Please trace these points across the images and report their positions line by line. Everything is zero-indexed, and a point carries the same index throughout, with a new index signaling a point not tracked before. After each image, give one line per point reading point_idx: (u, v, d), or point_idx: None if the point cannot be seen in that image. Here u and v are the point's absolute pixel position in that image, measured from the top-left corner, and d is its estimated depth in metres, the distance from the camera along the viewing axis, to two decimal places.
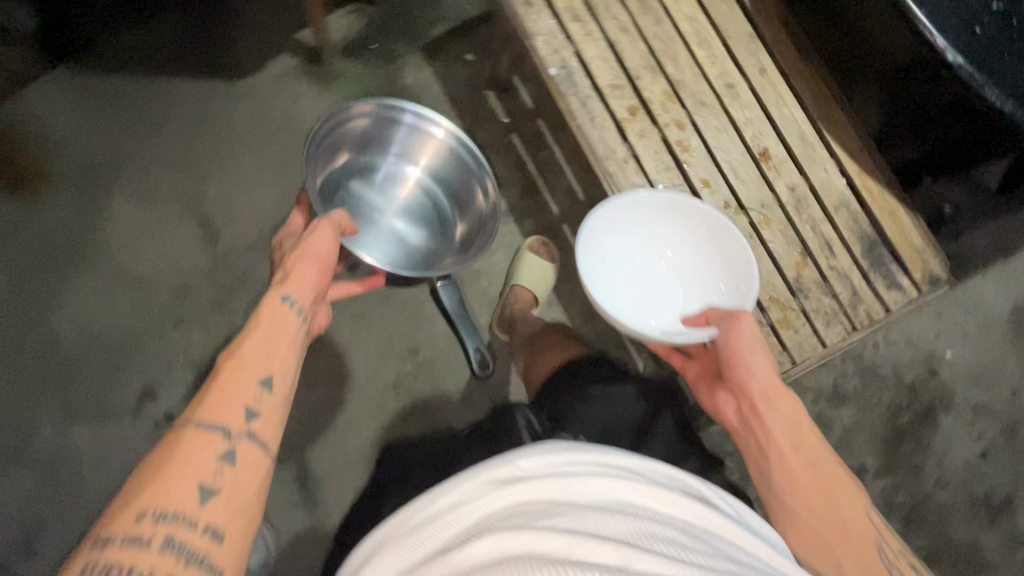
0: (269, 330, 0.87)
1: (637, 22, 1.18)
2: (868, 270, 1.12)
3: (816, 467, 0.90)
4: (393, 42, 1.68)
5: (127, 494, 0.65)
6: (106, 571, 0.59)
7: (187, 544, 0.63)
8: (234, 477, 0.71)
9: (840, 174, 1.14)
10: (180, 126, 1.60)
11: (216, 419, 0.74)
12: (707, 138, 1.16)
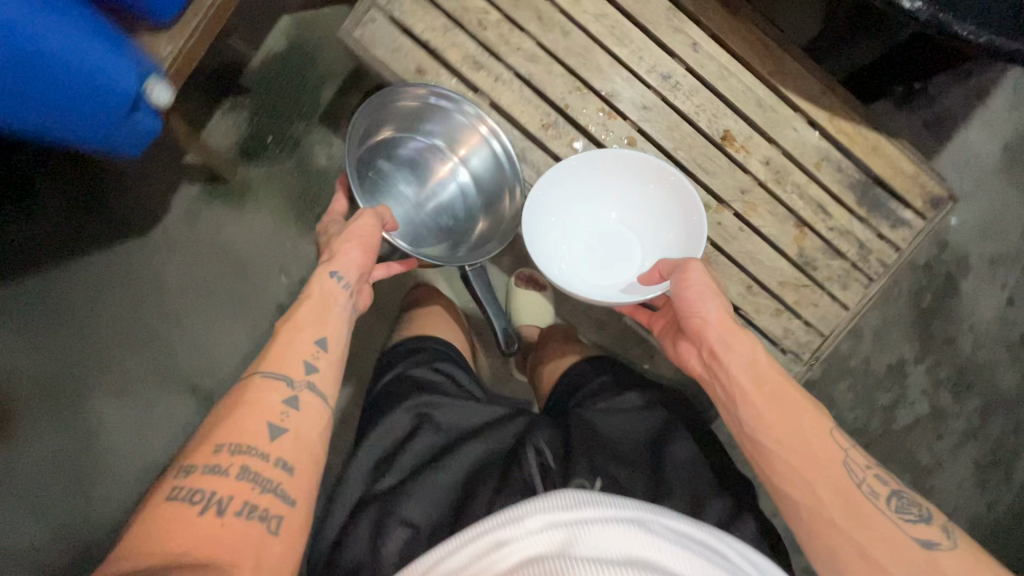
0: (316, 310, 0.88)
1: (544, 43, 1.04)
2: (868, 218, 1.06)
3: (800, 426, 0.78)
4: (287, 125, 1.49)
5: (205, 431, 0.72)
6: (193, 494, 0.64)
7: (265, 494, 0.68)
8: (294, 427, 0.75)
9: (811, 127, 1.05)
10: (121, 301, 1.46)
11: (278, 369, 0.79)
12: (662, 143, 1.05)
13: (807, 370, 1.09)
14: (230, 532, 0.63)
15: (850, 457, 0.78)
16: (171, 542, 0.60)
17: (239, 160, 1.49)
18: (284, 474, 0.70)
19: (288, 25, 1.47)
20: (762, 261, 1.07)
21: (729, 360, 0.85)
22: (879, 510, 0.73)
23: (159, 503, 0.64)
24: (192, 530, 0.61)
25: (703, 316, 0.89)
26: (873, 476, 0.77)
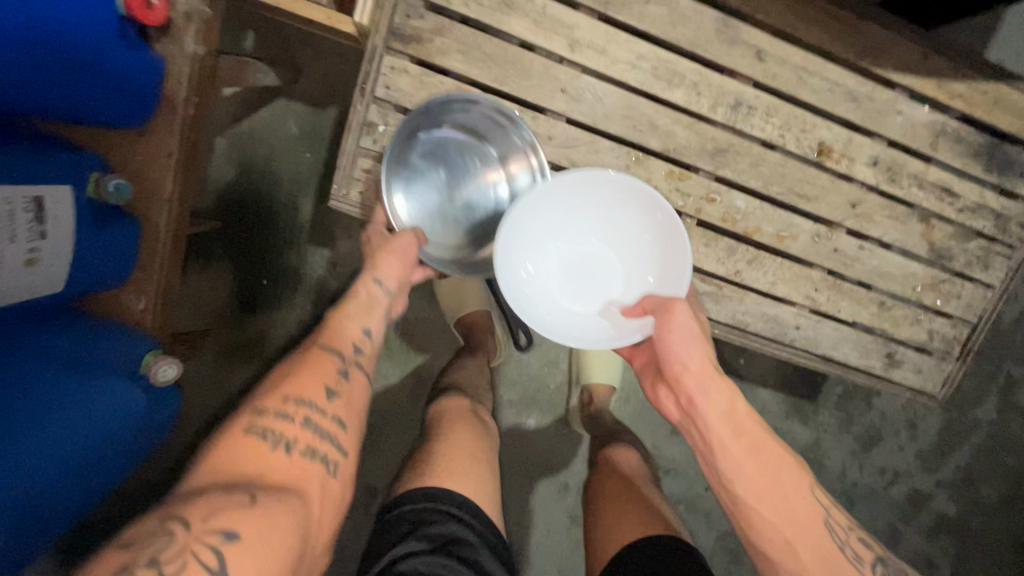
0: (354, 311, 0.74)
1: (580, 117, 0.81)
2: (1002, 182, 0.90)
3: (784, 490, 0.61)
4: (277, 258, 1.20)
5: (272, 386, 0.65)
6: (263, 434, 0.58)
7: (328, 443, 0.61)
8: (351, 395, 0.67)
9: (919, 103, 0.86)
10: None
11: (332, 344, 0.70)
12: (752, 184, 0.86)
13: (963, 365, 0.97)
14: (298, 470, 0.57)
15: (831, 518, 0.62)
16: (246, 468, 0.54)
17: (246, 318, 1.20)
18: (342, 429, 0.63)
19: (225, 146, 1.17)
20: (892, 272, 0.92)
21: (710, 412, 0.63)
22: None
23: (232, 435, 0.57)
24: (272, 466, 0.56)
25: (684, 365, 0.65)
26: (854, 538, 0.62)
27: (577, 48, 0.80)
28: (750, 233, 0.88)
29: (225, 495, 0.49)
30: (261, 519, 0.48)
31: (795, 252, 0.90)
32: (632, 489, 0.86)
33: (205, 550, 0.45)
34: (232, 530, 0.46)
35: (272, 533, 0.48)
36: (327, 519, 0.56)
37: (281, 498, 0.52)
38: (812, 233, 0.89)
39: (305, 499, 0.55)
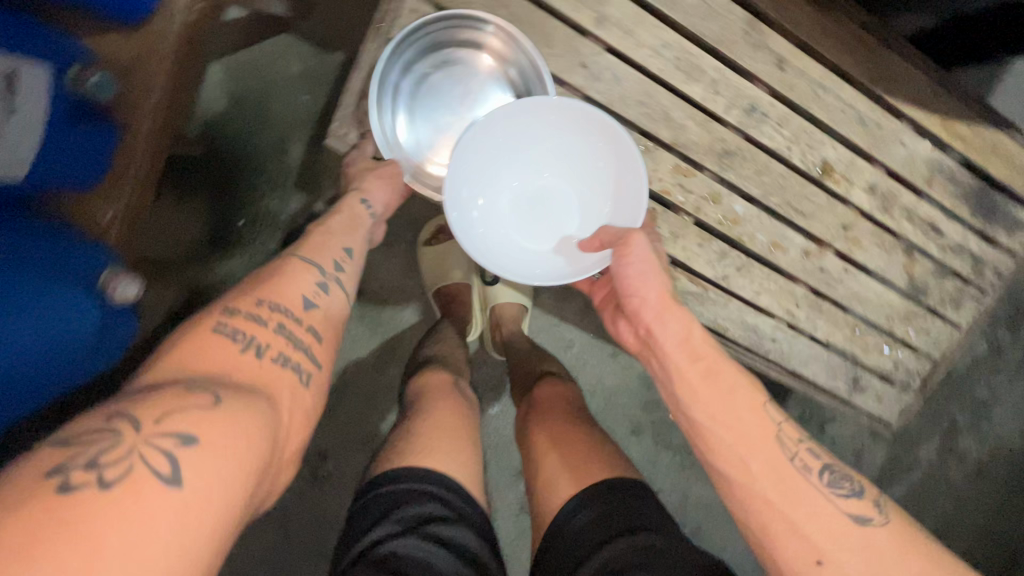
0: (337, 227, 0.72)
1: (596, 96, 0.80)
2: (984, 227, 0.94)
3: (734, 400, 0.60)
4: (256, 200, 1.14)
5: (247, 284, 0.62)
6: (233, 331, 0.53)
7: (297, 350, 0.57)
8: (329, 306, 0.64)
9: (922, 137, 0.88)
10: None
11: (314, 258, 0.67)
12: (751, 191, 0.87)
13: (922, 399, 1.00)
14: (268, 375, 0.52)
15: (782, 431, 0.60)
16: (207, 364, 0.48)
17: (214, 258, 1.13)
18: (315, 339, 0.60)
19: (222, 73, 1.11)
20: (871, 301, 0.94)
21: (666, 341, 0.63)
22: (812, 482, 0.57)
23: (198, 334, 0.52)
24: (241, 366, 0.51)
25: (642, 296, 0.64)
26: (806, 449, 0.59)
27: (603, 25, 0.78)
28: (743, 241, 0.88)
29: (180, 394, 0.41)
30: (216, 418, 0.41)
31: (783, 264, 0.90)
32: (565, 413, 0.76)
33: (156, 452, 0.37)
34: (187, 433, 0.38)
35: (237, 439, 0.41)
36: (293, 434, 0.52)
37: (246, 397, 0.46)
38: (801, 250, 0.90)
39: (272, 405, 0.49)
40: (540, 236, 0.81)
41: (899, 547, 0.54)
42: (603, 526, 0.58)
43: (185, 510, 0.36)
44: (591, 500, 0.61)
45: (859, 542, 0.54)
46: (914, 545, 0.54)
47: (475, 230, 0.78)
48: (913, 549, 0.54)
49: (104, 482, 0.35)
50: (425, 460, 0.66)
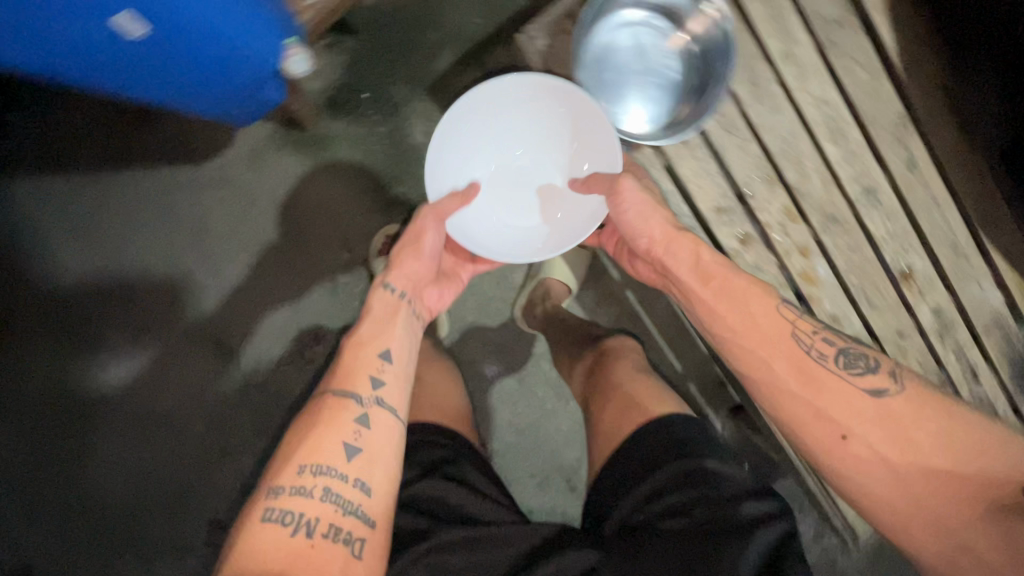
0: (374, 319, 0.93)
1: (749, 115, 0.90)
2: (1016, 396, 1.01)
3: (752, 311, 0.86)
4: (388, 84, 1.30)
5: (319, 404, 0.85)
6: (284, 515, 0.74)
7: (350, 517, 0.77)
8: (369, 447, 0.83)
9: (997, 290, 0.97)
10: (161, 234, 1.38)
11: (349, 390, 0.86)
12: (837, 263, 0.93)
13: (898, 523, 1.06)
14: (317, 557, 0.73)
15: (797, 328, 0.86)
16: (269, 563, 0.70)
17: (323, 113, 1.30)
18: (363, 494, 0.79)
19: None
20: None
21: (680, 268, 0.88)
22: (830, 368, 0.83)
23: (255, 521, 0.74)
24: (290, 549, 0.73)
25: (649, 237, 0.89)
26: (820, 340, 0.86)
27: (785, 59, 0.89)
28: (813, 303, 0.93)
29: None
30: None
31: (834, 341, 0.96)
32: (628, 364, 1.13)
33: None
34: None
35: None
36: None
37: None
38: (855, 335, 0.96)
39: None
40: (526, 218, 1.09)
41: (913, 407, 0.81)
42: (643, 460, 0.90)
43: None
44: (628, 448, 0.93)
45: (875, 411, 0.81)
46: (920, 400, 0.81)
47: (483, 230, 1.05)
48: (913, 410, 0.80)
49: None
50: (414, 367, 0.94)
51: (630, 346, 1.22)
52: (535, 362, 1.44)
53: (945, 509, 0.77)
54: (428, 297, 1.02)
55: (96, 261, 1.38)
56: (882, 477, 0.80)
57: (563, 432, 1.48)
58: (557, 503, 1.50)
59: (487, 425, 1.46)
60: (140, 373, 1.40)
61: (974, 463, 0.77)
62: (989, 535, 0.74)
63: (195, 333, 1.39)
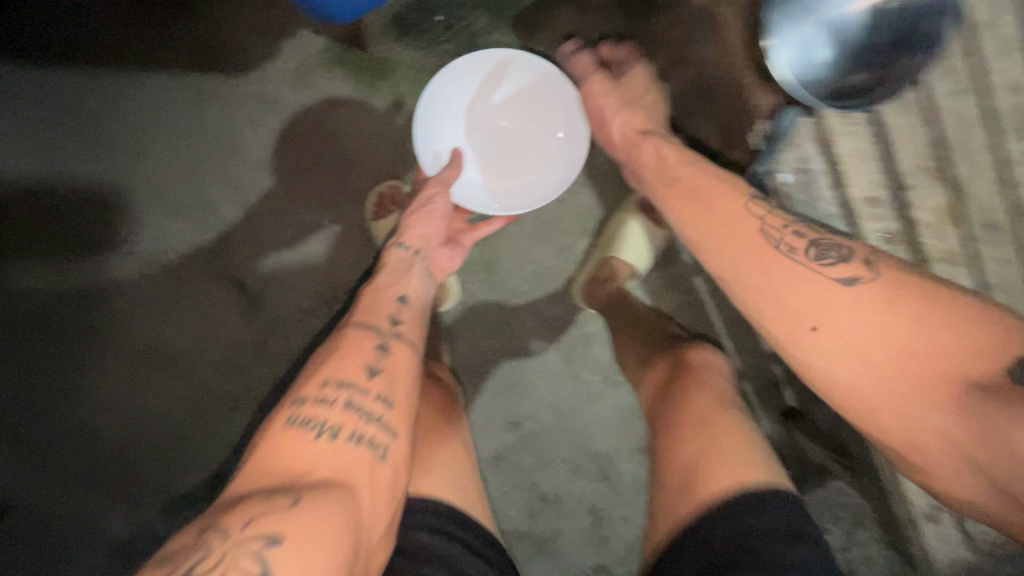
0: (391, 275, 0.98)
1: (927, 109, 1.00)
2: None
3: (719, 212, 0.90)
4: (468, 10, 1.17)
5: (327, 352, 0.85)
6: (306, 421, 0.75)
7: (372, 426, 0.77)
8: (390, 371, 0.83)
9: None
10: (182, 151, 1.24)
11: (369, 322, 0.88)
12: (985, 265, 1.00)
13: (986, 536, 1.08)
14: (344, 460, 0.73)
15: (767, 225, 0.87)
16: (296, 462, 0.71)
17: (393, 35, 1.18)
18: (386, 408, 0.79)
19: None
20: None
21: (651, 180, 1.01)
22: (801, 265, 0.82)
23: (279, 429, 0.75)
24: (315, 453, 0.72)
25: (623, 154, 1.07)
26: (790, 234, 0.85)
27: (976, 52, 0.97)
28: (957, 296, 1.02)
29: (270, 500, 0.64)
30: (305, 520, 0.63)
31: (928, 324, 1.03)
32: (710, 387, 0.95)
33: (250, 555, 0.60)
34: (276, 534, 0.61)
35: (320, 532, 0.63)
36: (378, 497, 0.74)
37: (326, 492, 0.68)
38: None
39: (352, 491, 0.71)
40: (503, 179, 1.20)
41: (892, 294, 0.76)
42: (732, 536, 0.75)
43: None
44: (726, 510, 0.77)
45: (850, 299, 0.77)
46: (901, 284, 0.76)
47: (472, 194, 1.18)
48: (891, 301, 0.75)
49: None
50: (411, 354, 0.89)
51: (713, 364, 1.01)
52: (586, 343, 1.32)
53: (944, 415, 0.70)
54: (441, 253, 1.07)
55: (104, 172, 1.25)
56: (864, 375, 0.75)
57: (603, 420, 1.38)
58: (586, 491, 1.43)
59: (526, 404, 1.35)
60: (139, 296, 1.26)
61: (968, 350, 0.69)
62: (989, 420, 0.66)
63: (205, 258, 1.25)
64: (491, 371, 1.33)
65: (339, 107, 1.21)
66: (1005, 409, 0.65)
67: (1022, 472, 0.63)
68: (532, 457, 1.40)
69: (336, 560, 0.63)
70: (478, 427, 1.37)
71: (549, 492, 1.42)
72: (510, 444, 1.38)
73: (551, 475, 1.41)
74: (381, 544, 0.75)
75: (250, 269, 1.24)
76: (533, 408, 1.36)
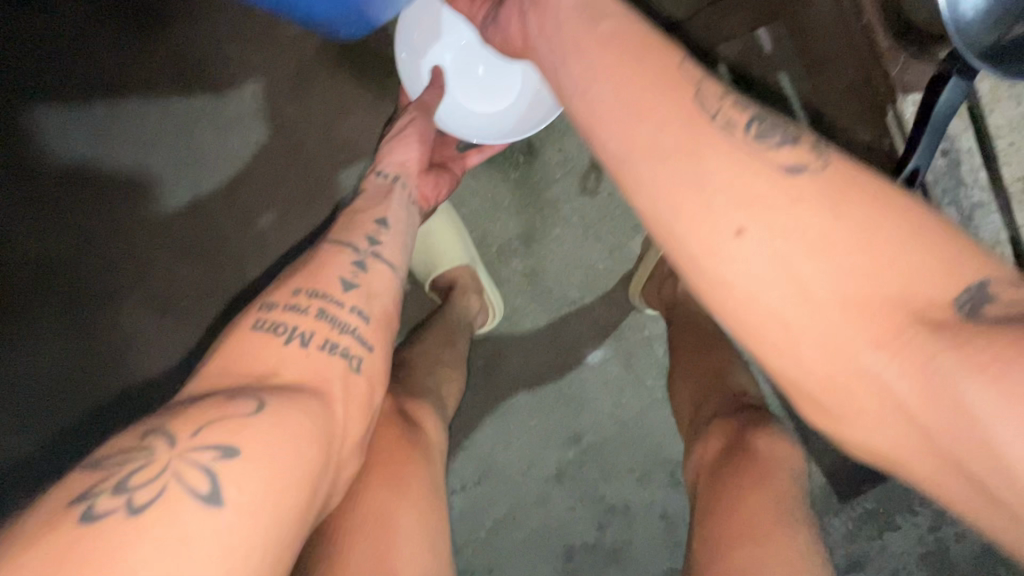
0: (368, 197, 0.78)
1: None
2: None
3: (641, 66, 0.50)
4: None
5: (285, 278, 0.65)
6: (273, 327, 0.58)
7: (348, 336, 0.60)
8: (369, 286, 0.66)
9: None
10: (160, 163, 1.00)
11: (344, 238, 0.70)
12: None
13: None
14: (317, 366, 0.56)
15: (708, 95, 0.49)
16: (257, 365, 0.54)
17: None
18: (362, 321, 0.62)
19: None
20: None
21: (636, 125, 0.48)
22: (732, 145, 0.46)
23: (243, 330, 0.58)
24: (279, 357, 0.55)
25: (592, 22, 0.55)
26: (728, 105, 0.48)
27: None
28: None
29: (223, 405, 0.47)
30: (267, 432, 0.46)
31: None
32: (772, 490, 0.60)
33: (191, 470, 0.43)
34: (230, 445, 0.44)
35: (287, 447, 0.47)
36: (354, 415, 0.57)
37: (296, 399, 0.51)
38: None
39: (327, 402, 0.54)
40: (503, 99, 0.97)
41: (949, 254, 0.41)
42: None
43: (231, 524, 0.42)
44: None
45: (785, 197, 0.43)
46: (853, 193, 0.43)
47: (475, 128, 0.96)
48: (843, 198, 0.42)
49: (132, 510, 0.41)
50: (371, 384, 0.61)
51: (785, 459, 0.64)
52: (649, 343, 1.14)
53: (854, 331, 0.40)
54: (422, 181, 0.86)
55: (109, 117, 0.99)
56: (793, 308, 0.41)
57: (671, 424, 1.17)
58: (658, 497, 1.19)
59: (586, 415, 1.17)
60: (166, 260, 1.02)
61: (947, 280, 0.40)
62: (956, 391, 0.37)
63: (226, 218, 1.01)
64: (542, 379, 1.16)
65: (347, 115, 0.99)
66: (990, 339, 0.36)
67: (1018, 470, 0.35)
68: (597, 475, 1.18)
69: (299, 491, 0.46)
70: (532, 445, 1.18)
71: (618, 502, 1.19)
72: (572, 459, 1.18)
73: (620, 493, 1.19)
74: (353, 469, 0.58)
75: (266, 243, 1.02)
76: (593, 417, 1.16)
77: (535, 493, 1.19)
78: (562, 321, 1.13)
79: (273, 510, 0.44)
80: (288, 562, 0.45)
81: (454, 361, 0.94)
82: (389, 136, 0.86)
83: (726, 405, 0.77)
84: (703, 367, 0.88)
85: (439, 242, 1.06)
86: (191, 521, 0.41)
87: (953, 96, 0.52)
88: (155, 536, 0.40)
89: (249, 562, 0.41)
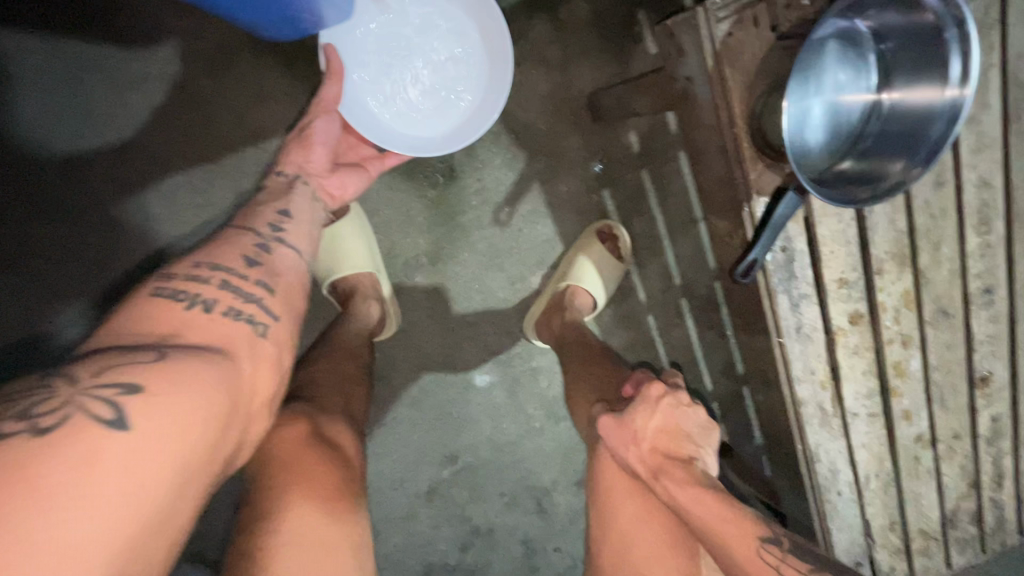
0: (267, 198, 0.72)
1: (953, 183, 0.79)
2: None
3: None
4: None
5: (185, 254, 0.61)
6: (173, 296, 0.54)
7: (252, 304, 0.58)
8: (273, 266, 0.63)
9: None
10: (32, 105, 0.90)
11: (248, 224, 0.66)
12: (929, 358, 0.86)
13: None
14: (222, 330, 0.53)
15: None
16: (154, 326, 0.50)
17: None
18: (268, 292, 0.60)
19: None
20: (881, 510, 0.92)
21: None
22: None
23: (140, 297, 0.53)
24: (181, 320, 0.52)
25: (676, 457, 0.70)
26: None
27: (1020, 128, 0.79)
28: (894, 393, 0.86)
29: (125, 351, 0.44)
30: (173, 373, 0.44)
31: (849, 419, 0.85)
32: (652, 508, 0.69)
33: (96, 399, 0.40)
34: (136, 380, 0.42)
35: (194, 386, 0.45)
36: (261, 377, 0.55)
37: (200, 352, 0.49)
38: (918, 432, 0.89)
39: (231, 357, 0.52)
40: (433, 116, 0.85)
41: None
42: None
43: (142, 447, 0.40)
44: None
45: None
46: None
47: (406, 139, 0.82)
48: None
49: (38, 431, 0.37)
50: (283, 358, 0.59)
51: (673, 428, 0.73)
52: (532, 374, 1.19)
53: None
54: (330, 178, 0.78)
55: None
56: None
57: (544, 453, 1.22)
58: (521, 523, 1.23)
59: (464, 436, 1.18)
60: (17, 212, 0.92)
61: None
62: None
63: (103, 179, 0.94)
64: (426, 397, 1.16)
65: (266, 101, 0.96)
66: None
67: None
68: (467, 494, 1.20)
69: (207, 425, 0.45)
70: (406, 460, 1.17)
71: (483, 525, 1.22)
72: (445, 478, 1.19)
73: (485, 515, 1.22)
74: (258, 432, 0.56)
75: (144, 213, 0.96)
76: (473, 439, 1.19)
77: (405, 507, 1.19)
78: (453, 342, 1.14)
79: (183, 438, 0.43)
80: (195, 489, 0.44)
81: (358, 375, 0.91)
82: (292, 137, 0.78)
83: (612, 404, 0.83)
84: (588, 385, 0.91)
85: (345, 246, 1.02)
86: (100, 443, 0.38)
87: (790, 203, 0.62)
88: (63, 453, 0.37)
89: (157, 481, 0.40)
